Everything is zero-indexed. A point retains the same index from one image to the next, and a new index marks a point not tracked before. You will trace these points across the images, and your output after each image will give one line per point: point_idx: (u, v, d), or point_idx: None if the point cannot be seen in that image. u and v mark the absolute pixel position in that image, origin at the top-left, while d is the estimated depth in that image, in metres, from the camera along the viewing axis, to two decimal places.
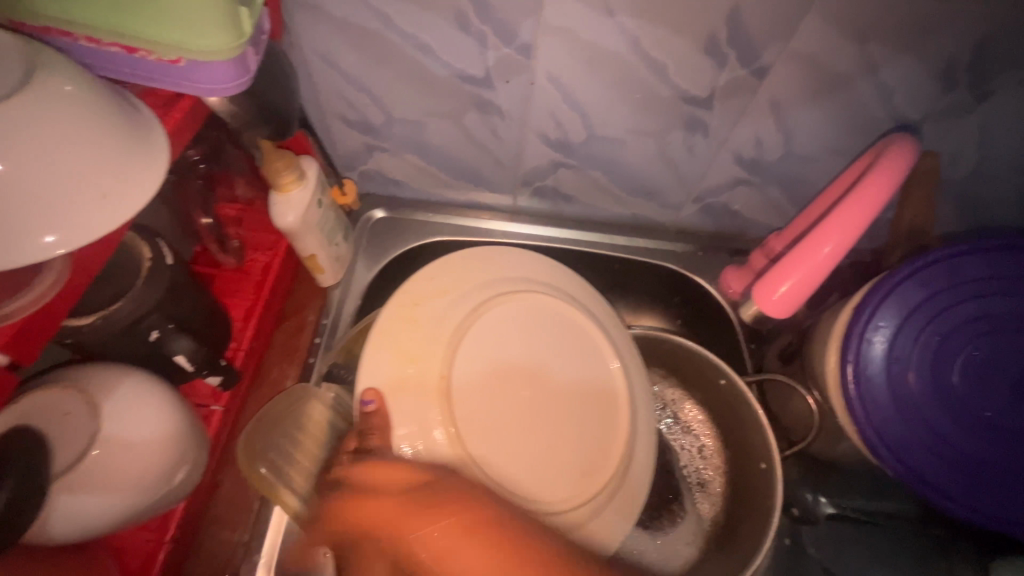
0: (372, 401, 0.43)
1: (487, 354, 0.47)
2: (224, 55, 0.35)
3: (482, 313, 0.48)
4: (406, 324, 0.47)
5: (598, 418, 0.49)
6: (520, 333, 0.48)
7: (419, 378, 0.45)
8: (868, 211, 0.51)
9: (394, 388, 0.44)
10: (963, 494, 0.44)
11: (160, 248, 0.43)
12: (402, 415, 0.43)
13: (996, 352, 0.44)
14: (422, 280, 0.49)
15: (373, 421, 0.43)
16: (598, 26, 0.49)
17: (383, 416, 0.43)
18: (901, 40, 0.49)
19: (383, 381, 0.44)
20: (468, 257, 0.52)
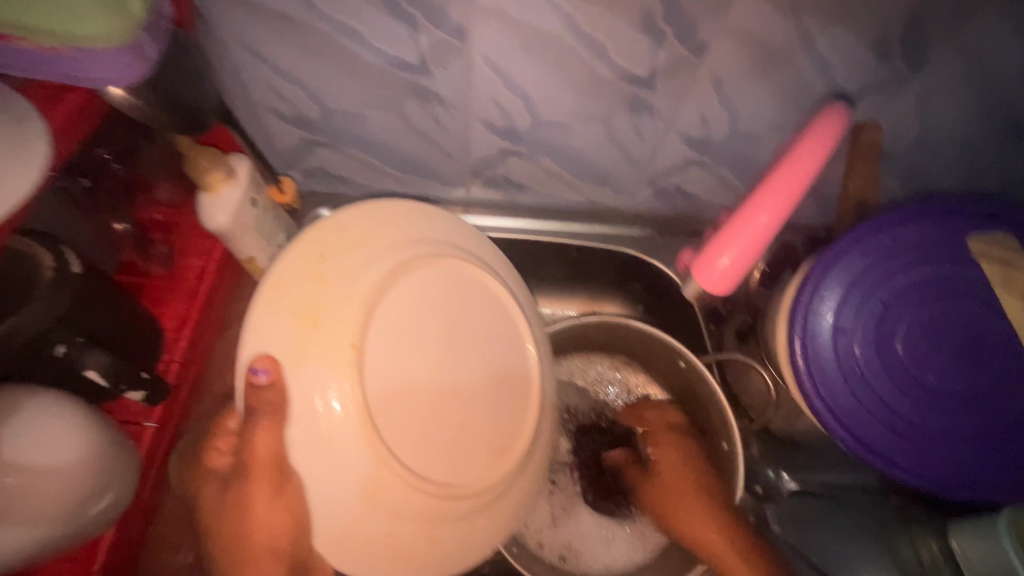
0: (267, 370, 0.38)
1: (401, 323, 0.43)
2: (113, 41, 0.32)
3: (400, 277, 0.43)
4: (311, 282, 0.41)
5: (512, 398, 0.49)
6: (438, 302, 0.45)
7: (321, 348, 0.39)
8: (801, 181, 0.53)
9: (290, 355, 0.39)
10: (908, 461, 0.45)
11: (64, 255, 0.40)
12: (299, 387, 0.39)
13: (936, 317, 0.44)
14: (331, 231, 0.44)
15: (264, 397, 0.38)
16: (530, 6, 0.48)
17: (278, 389, 0.38)
18: (835, 11, 0.49)
19: (280, 348, 0.40)
20: (384, 210, 0.47)
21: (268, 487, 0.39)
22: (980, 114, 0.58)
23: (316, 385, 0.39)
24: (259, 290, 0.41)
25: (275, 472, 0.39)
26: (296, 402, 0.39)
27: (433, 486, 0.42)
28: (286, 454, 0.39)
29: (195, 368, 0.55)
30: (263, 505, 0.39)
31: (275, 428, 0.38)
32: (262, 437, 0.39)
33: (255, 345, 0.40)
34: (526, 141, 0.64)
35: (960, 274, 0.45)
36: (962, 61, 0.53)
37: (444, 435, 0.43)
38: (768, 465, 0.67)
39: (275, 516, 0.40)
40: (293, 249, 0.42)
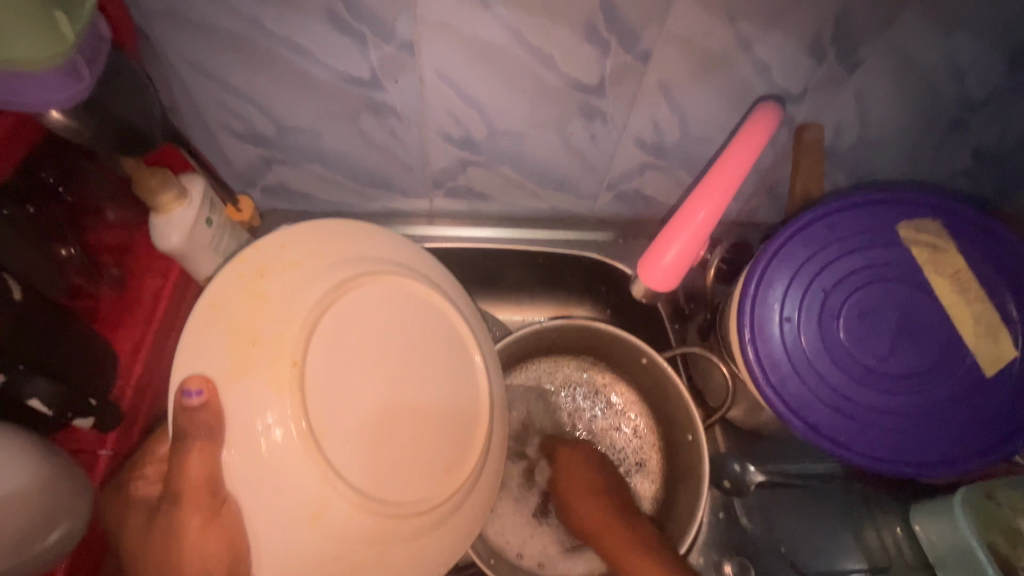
0: (199, 391, 0.39)
1: (343, 339, 0.43)
2: (47, 63, 0.32)
3: (341, 293, 0.44)
4: (250, 301, 0.42)
5: (462, 412, 0.49)
6: (381, 317, 0.45)
7: (260, 367, 0.40)
8: (734, 175, 0.54)
9: (227, 376, 0.40)
10: (858, 442, 0.46)
11: (5, 282, 0.39)
12: (233, 405, 0.39)
13: (872, 302, 0.46)
14: (271, 250, 0.44)
15: (196, 418, 0.39)
16: (475, 19, 0.49)
17: (210, 410, 0.39)
18: (769, 17, 0.51)
19: (215, 369, 0.40)
20: (323, 229, 0.47)
21: (200, 510, 0.38)
22: (913, 109, 0.62)
23: (256, 404, 0.39)
24: (195, 310, 0.42)
25: (207, 494, 0.39)
26: (232, 422, 0.39)
27: (383, 507, 0.42)
28: (223, 474, 0.39)
29: (153, 393, 0.53)
30: (195, 528, 0.39)
31: (208, 448, 0.38)
32: (194, 460, 0.38)
33: (192, 367, 0.41)
34: (483, 151, 0.65)
35: (894, 260, 0.46)
36: (891, 59, 0.56)
37: (396, 453, 0.43)
38: (734, 458, 0.64)
39: (209, 542, 0.38)
40: (231, 269, 0.43)
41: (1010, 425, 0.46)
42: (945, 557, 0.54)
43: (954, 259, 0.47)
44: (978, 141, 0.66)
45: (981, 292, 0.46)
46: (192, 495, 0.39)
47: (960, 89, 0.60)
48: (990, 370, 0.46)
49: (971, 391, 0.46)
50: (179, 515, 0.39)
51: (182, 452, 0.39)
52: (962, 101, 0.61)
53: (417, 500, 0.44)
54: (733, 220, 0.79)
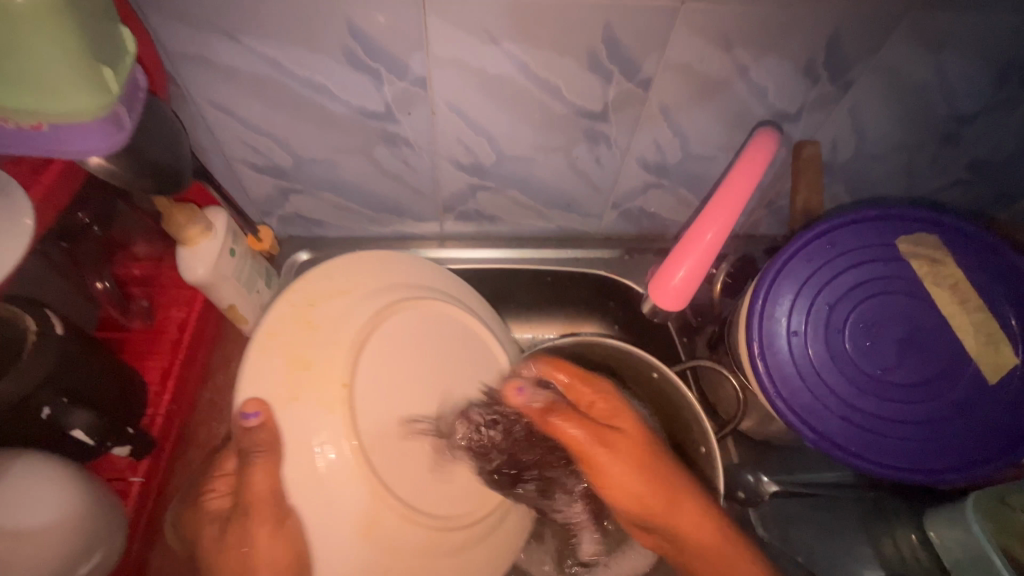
0: (257, 413, 0.41)
1: (385, 362, 0.47)
2: (91, 115, 0.34)
3: (383, 318, 0.47)
4: (301, 327, 0.45)
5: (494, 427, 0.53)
6: (418, 342, 0.49)
7: (313, 389, 0.43)
8: (739, 193, 0.55)
9: (284, 399, 0.42)
10: (867, 451, 0.47)
11: (48, 318, 0.41)
12: (289, 427, 0.42)
13: (875, 314, 0.48)
14: (318, 279, 0.48)
15: (255, 438, 0.41)
16: (484, 54, 0.51)
17: (269, 429, 0.41)
18: (763, 44, 0.53)
19: (271, 392, 0.43)
20: (362, 259, 0.51)
21: (268, 523, 0.41)
22: (906, 124, 0.64)
23: (312, 425, 0.42)
24: (253, 337, 0.44)
25: (273, 507, 0.41)
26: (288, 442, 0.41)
27: (430, 517, 0.46)
28: (285, 491, 0.41)
29: (178, 420, 0.55)
30: (263, 542, 0.40)
31: (270, 463, 0.41)
32: (259, 476, 0.41)
33: (247, 391, 0.43)
34: (492, 176, 0.67)
35: (895, 273, 0.48)
36: (882, 79, 0.59)
37: (437, 467, 0.48)
38: (747, 470, 0.67)
39: (276, 553, 0.41)
40: (285, 300, 0.46)
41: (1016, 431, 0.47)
42: (962, 562, 0.52)
43: (954, 270, 0.48)
44: (971, 152, 0.68)
45: (982, 303, 0.48)
46: (257, 508, 0.41)
47: (950, 104, 0.62)
48: (994, 377, 0.47)
49: (976, 399, 0.47)
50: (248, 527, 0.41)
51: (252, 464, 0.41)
52: (953, 116, 0.63)
53: (459, 511, 0.48)
54: (736, 234, 0.81)
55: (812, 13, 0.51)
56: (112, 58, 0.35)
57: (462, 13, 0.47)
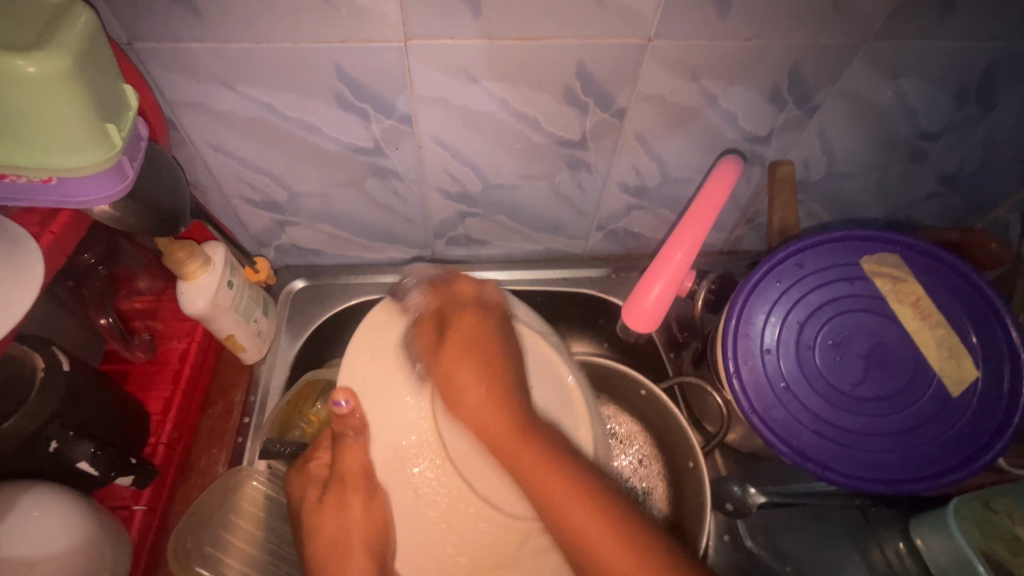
0: (346, 402, 0.52)
1: (470, 363, 0.51)
2: (97, 168, 0.37)
3: (465, 326, 0.53)
4: (394, 332, 0.55)
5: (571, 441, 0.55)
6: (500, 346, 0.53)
7: (399, 381, 0.53)
8: (708, 215, 0.57)
9: (381, 391, 0.53)
10: (842, 464, 0.49)
11: (55, 356, 0.44)
12: (372, 412, 0.52)
13: (843, 331, 0.50)
14: (403, 297, 0.57)
15: (349, 422, 0.52)
16: (467, 93, 0.55)
17: (356, 416, 0.52)
18: (728, 75, 0.57)
19: (358, 382, 0.53)
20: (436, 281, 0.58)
21: (361, 495, 0.52)
22: (874, 142, 0.67)
23: (406, 415, 0.52)
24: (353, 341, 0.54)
25: (364, 481, 0.52)
26: (377, 425, 0.52)
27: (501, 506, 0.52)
28: (371, 467, 0.52)
29: (180, 449, 0.57)
30: (359, 511, 0.51)
31: (360, 444, 0.52)
32: (350, 454, 0.52)
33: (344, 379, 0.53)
34: (480, 203, 0.70)
35: (860, 291, 0.50)
36: (846, 101, 0.62)
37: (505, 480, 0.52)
38: (734, 482, 0.64)
39: (367, 519, 0.51)
40: (400, 311, 0.56)
41: (980, 443, 0.49)
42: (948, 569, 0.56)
43: (916, 287, 0.51)
44: (940, 167, 0.71)
45: (943, 318, 0.50)
46: (353, 480, 0.52)
47: (914, 123, 0.65)
48: (956, 390, 0.49)
49: (942, 411, 0.49)
50: (343, 498, 0.52)
51: (345, 446, 0.53)
52: (919, 133, 0.66)
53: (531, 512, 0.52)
54: (721, 250, 0.84)
55: (772, 44, 0.54)
56: (114, 114, 0.38)
57: (442, 56, 0.51)
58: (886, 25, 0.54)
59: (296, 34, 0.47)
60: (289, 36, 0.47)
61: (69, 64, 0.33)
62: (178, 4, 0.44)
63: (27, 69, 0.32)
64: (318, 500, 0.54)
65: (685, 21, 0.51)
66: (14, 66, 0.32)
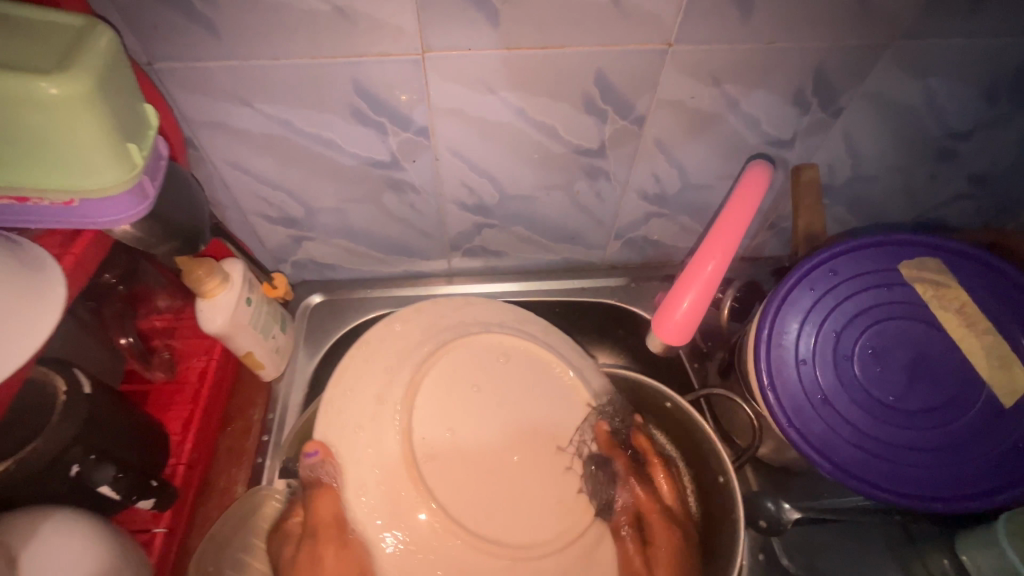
0: (316, 452, 0.48)
1: (446, 394, 0.50)
2: (118, 188, 0.37)
3: (433, 362, 0.51)
4: (375, 361, 0.51)
5: (579, 468, 0.51)
6: (476, 373, 0.52)
7: (376, 417, 0.49)
8: (736, 225, 0.55)
9: (357, 433, 0.48)
10: (885, 481, 0.47)
11: (76, 379, 0.43)
12: (348, 458, 0.47)
13: (881, 338, 0.48)
14: (388, 323, 0.54)
15: (321, 471, 0.48)
16: (483, 103, 0.54)
17: (329, 463, 0.47)
18: (749, 80, 0.55)
19: (330, 433, 0.49)
20: (427, 307, 0.56)
21: (332, 542, 0.46)
22: (901, 143, 0.65)
23: (381, 449, 0.47)
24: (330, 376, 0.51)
25: (336, 530, 0.46)
26: (351, 469, 0.47)
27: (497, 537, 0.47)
28: (346, 514, 0.46)
29: (201, 469, 0.56)
30: (332, 560, 0.45)
31: (332, 492, 0.47)
32: (324, 502, 0.47)
33: (322, 426, 0.49)
34: (496, 214, 0.69)
35: (900, 298, 0.48)
36: (871, 102, 0.60)
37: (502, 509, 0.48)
38: (767, 497, 0.62)
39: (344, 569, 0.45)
40: (381, 347, 0.52)
41: None
42: None
43: (958, 291, 0.49)
44: (970, 167, 0.69)
45: (989, 324, 0.48)
46: (325, 534, 0.46)
47: (943, 122, 0.63)
48: (1008, 402, 0.47)
49: (994, 424, 0.47)
50: (316, 550, 0.46)
51: (316, 492, 0.47)
52: (948, 134, 0.64)
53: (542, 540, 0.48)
54: (742, 256, 0.82)
55: (796, 47, 0.53)
56: (135, 133, 0.38)
57: (458, 68, 0.50)
58: (912, 24, 0.52)
59: (312, 49, 0.47)
60: (305, 53, 0.47)
61: (91, 85, 0.33)
62: (196, 23, 0.44)
63: (49, 91, 0.32)
64: (292, 557, 0.48)
65: (705, 26, 0.50)
66: (38, 88, 0.31)
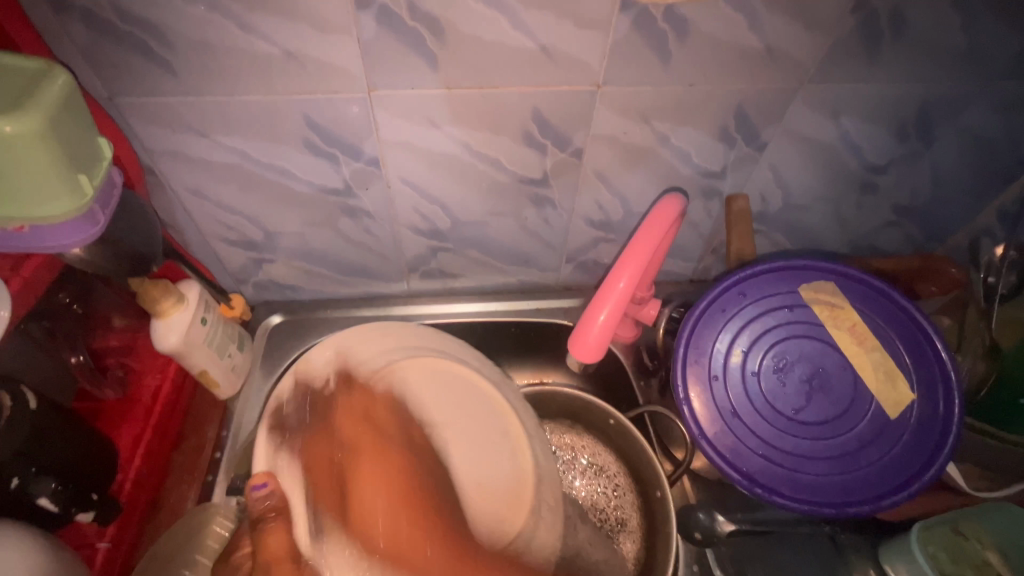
0: (264, 483, 0.48)
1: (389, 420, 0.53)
2: (68, 216, 0.40)
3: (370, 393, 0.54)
4: (308, 388, 0.54)
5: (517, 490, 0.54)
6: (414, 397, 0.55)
7: (325, 454, 0.50)
8: (649, 246, 0.58)
9: (304, 464, 0.50)
10: (789, 488, 0.52)
11: (22, 395, 0.45)
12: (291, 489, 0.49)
13: (782, 357, 0.54)
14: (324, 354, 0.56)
15: (268, 503, 0.48)
16: (429, 136, 0.58)
17: (276, 495, 0.48)
18: (676, 116, 0.60)
19: (273, 463, 0.50)
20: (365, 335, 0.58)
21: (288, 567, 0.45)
22: (825, 176, 0.70)
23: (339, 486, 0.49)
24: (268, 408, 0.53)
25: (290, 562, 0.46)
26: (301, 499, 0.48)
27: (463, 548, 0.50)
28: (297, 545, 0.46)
29: (148, 487, 0.58)
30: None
31: (282, 524, 0.47)
32: (274, 535, 0.47)
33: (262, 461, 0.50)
34: (451, 238, 0.73)
35: (801, 318, 0.54)
36: (792, 139, 0.65)
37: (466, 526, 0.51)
38: (700, 509, 0.65)
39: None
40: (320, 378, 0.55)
41: (921, 459, 0.52)
42: None
43: (851, 313, 0.54)
44: (890, 198, 0.74)
45: (877, 342, 0.54)
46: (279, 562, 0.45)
47: (861, 157, 0.68)
48: (894, 412, 0.53)
49: (883, 432, 0.52)
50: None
51: (266, 527, 0.47)
52: (866, 167, 0.69)
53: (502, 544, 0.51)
54: (690, 278, 0.86)
55: (714, 89, 0.58)
56: (86, 164, 0.41)
57: (405, 105, 0.54)
58: (818, 70, 0.58)
59: (266, 87, 0.51)
60: (259, 90, 0.51)
61: (43, 125, 0.36)
62: (153, 63, 0.48)
63: (3, 130, 0.35)
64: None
65: (629, 69, 0.54)
66: None
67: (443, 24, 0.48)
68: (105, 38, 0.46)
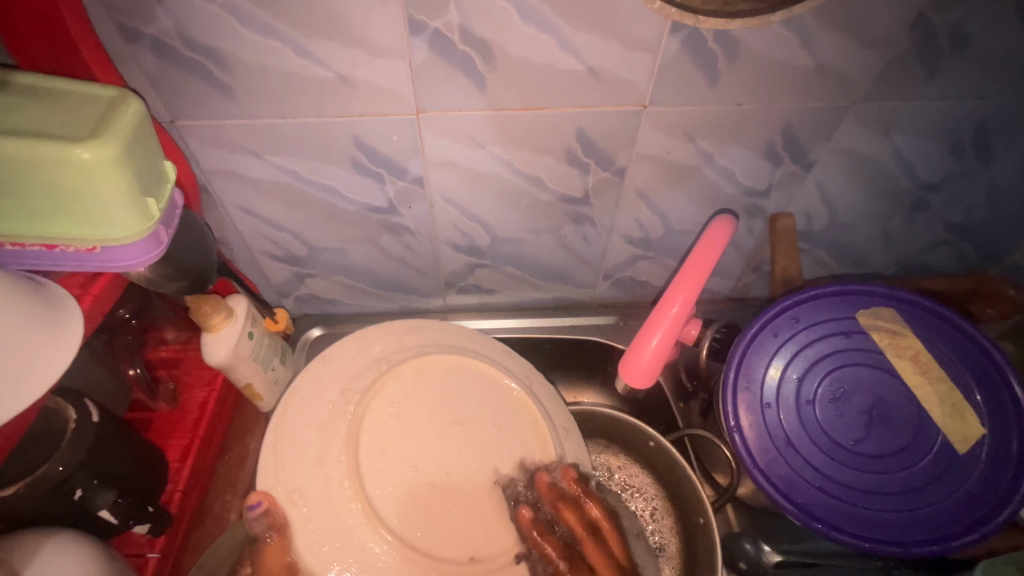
0: (260, 503, 0.46)
1: (393, 424, 0.50)
2: (137, 237, 0.41)
3: (372, 399, 0.51)
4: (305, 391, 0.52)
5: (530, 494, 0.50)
6: (421, 398, 0.52)
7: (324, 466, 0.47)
8: (702, 270, 0.58)
9: (300, 478, 0.47)
10: (847, 524, 0.50)
11: (85, 407, 0.47)
12: (290, 506, 0.46)
13: (838, 383, 0.52)
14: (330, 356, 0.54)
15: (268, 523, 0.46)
16: (473, 156, 0.59)
17: (273, 514, 0.46)
18: (722, 136, 0.59)
19: (268, 480, 0.47)
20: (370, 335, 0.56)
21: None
22: (874, 196, 0.68)
23: (336, 494, 0.47)
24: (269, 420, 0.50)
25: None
26: (298, 517, 0.46)
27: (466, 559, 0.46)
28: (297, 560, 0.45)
29: (195, 497, 0.59)
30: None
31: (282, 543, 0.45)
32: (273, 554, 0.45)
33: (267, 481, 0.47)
34: (488, 255, 0.73)
35: (858, 345, 0.53)
36: (840, 157, 0.63)
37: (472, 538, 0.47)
38: (746, 538, 0.63)
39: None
40: (324, 380, 0.52)
41: (996, 496, 0.49)
42: None
43: (913, 341, 0.53)
44: (944, 217, 0.71)
45: (941, 373, 0.52)
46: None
47: (913, 175, 0.66)
48: (962, 447, 0.50)
49: (947, 469, 0.50)
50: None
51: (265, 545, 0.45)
52: (919, 185, 0.67)
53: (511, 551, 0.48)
54: (729, 297, 0.84)
55: (762, 108, 0.57)
56: (153, 188, 0.42)
57: (448, 126, 0.55)
58: (871, 89, 0.56)
59: (317, 110, 0.52)
60: (312, 113, 0.52)
61: (119, 151, 0.37)
62: (214, 88, 0.50)
63: (82, 156, 0.36)
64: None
65: (677, 89, 0.54)
66: (75, 155, 0.36)
67: (492, 47, 0.49)
68: (170, 65, 0.48)
